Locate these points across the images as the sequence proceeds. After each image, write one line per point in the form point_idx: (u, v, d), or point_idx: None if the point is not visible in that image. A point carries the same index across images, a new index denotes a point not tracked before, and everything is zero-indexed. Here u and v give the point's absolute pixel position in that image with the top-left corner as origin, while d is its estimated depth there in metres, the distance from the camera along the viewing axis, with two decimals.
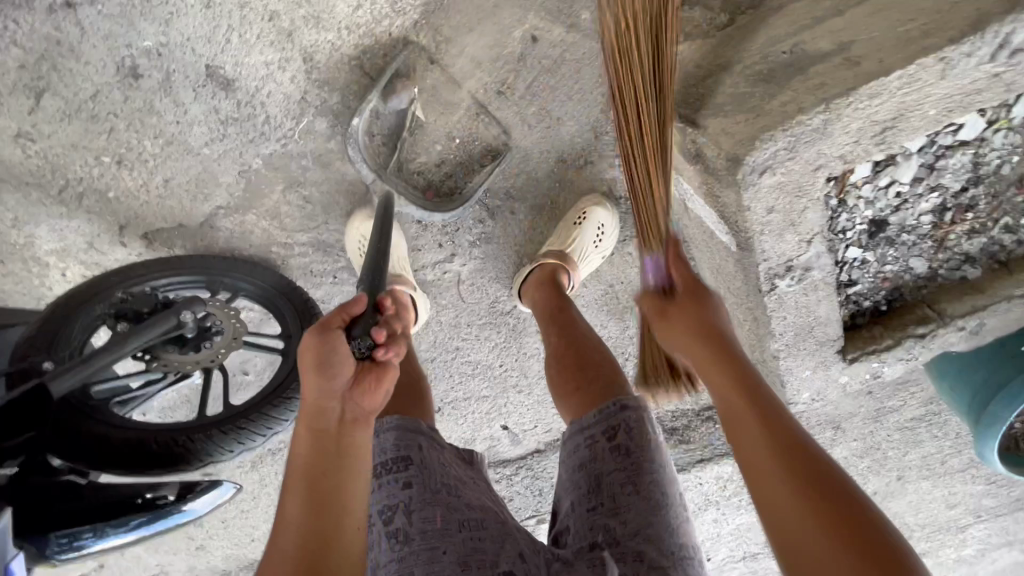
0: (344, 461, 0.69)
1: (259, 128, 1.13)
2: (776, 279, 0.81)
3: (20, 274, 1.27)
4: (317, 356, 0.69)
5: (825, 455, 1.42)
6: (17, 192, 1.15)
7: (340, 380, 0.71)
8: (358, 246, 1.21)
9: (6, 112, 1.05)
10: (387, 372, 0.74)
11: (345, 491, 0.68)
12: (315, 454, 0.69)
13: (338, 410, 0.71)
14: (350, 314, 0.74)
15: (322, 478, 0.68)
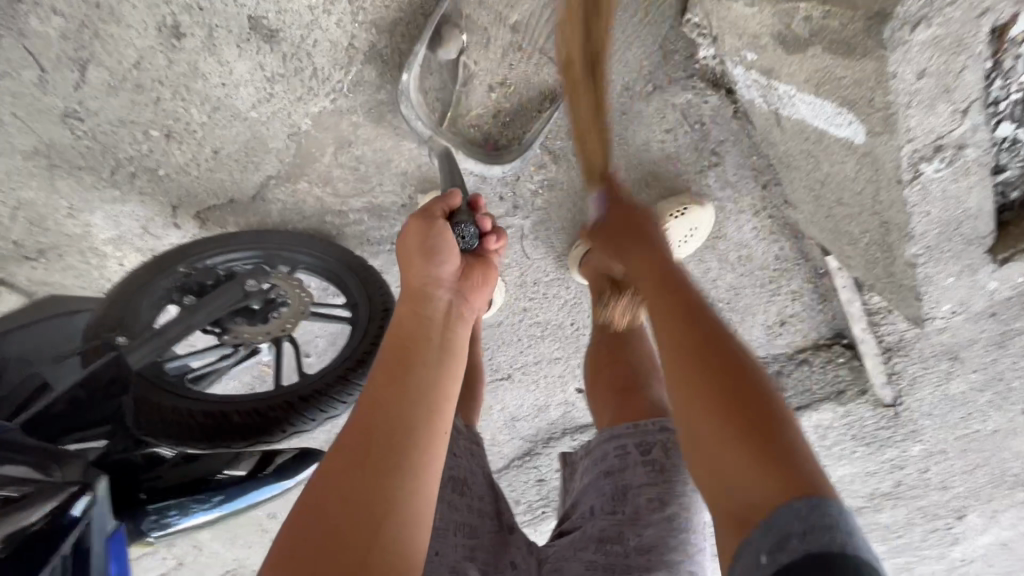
0: (442, 350, 0.73)
1: (307, 83, 1.06)
2: (922, 164, 0.74)
3: (80, 267, 1.25)
4: (427, 242, 0.79)
5: (940, 391, 1.28)
6: (69, 177, 1.12)
7: (444, 270, 0.79)
8: None
9: (52, 90, 1.01)
10: (487, 275, 0.85)
11: (437, 382, 0.70)
12: (415, 335, 0.73)
13: (441, 297, 0.78)
14: (451, 208, 0.85)
15: (417, 354, 0.71)
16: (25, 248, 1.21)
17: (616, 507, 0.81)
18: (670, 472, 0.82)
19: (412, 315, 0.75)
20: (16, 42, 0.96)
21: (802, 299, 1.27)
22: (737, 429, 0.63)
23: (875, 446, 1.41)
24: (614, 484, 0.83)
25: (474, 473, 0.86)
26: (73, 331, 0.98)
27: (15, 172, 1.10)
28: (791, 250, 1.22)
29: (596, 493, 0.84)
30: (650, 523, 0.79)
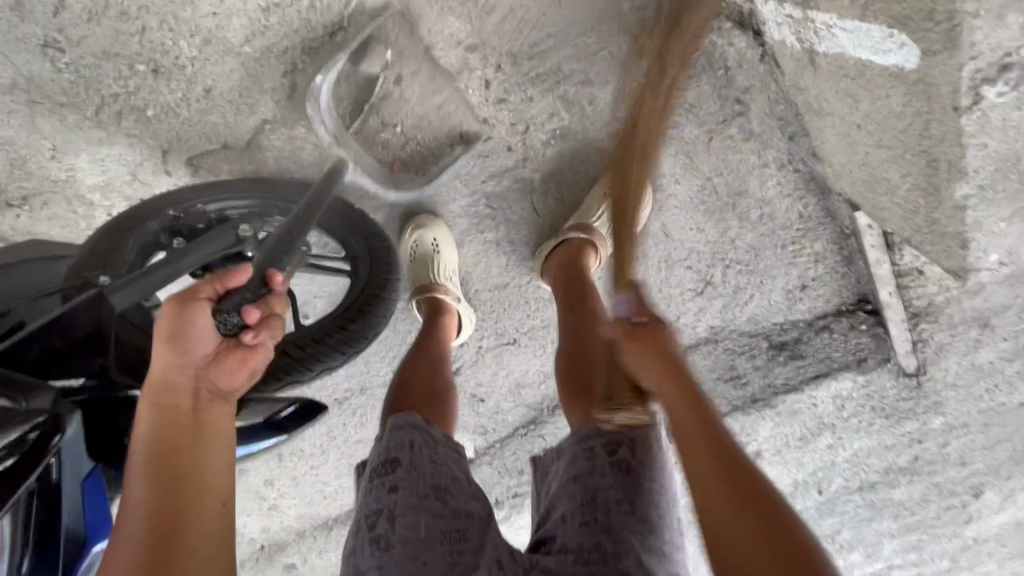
0: (198, 445, 0.66)
1: (304, 15, 1.00)
2: (983, 87, 0.76)
3: (66, 216, 1.18)
4: (175, 323, 0.67)
5: (966, 360, 1.23)
6: (52, 115, 1.05)
7: (196, 356, 0.67)
8: (411, 248, 1.24)
9: (31, 15, 0.94)
10: (254, 360, 0.71)
11: (199, 466, 0.65)
12: (170, 422, 0.66)
13: (190, 384, 0.67)
14: (227, 289, 0.70)
15: (172, 462, 0.64)
16: (7, 193, 1.14)
17: (586, 514, 0.77)
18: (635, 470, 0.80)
19: (168, 399, 0.66)
20: None
21: (826, 262, 1.20)
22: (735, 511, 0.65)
23: (895, 419, 1.36)
24: (583, 489, 0.79)
25: (455, 479, 0.83)
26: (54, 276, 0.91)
27: None
28: (816, 208, 1.15)
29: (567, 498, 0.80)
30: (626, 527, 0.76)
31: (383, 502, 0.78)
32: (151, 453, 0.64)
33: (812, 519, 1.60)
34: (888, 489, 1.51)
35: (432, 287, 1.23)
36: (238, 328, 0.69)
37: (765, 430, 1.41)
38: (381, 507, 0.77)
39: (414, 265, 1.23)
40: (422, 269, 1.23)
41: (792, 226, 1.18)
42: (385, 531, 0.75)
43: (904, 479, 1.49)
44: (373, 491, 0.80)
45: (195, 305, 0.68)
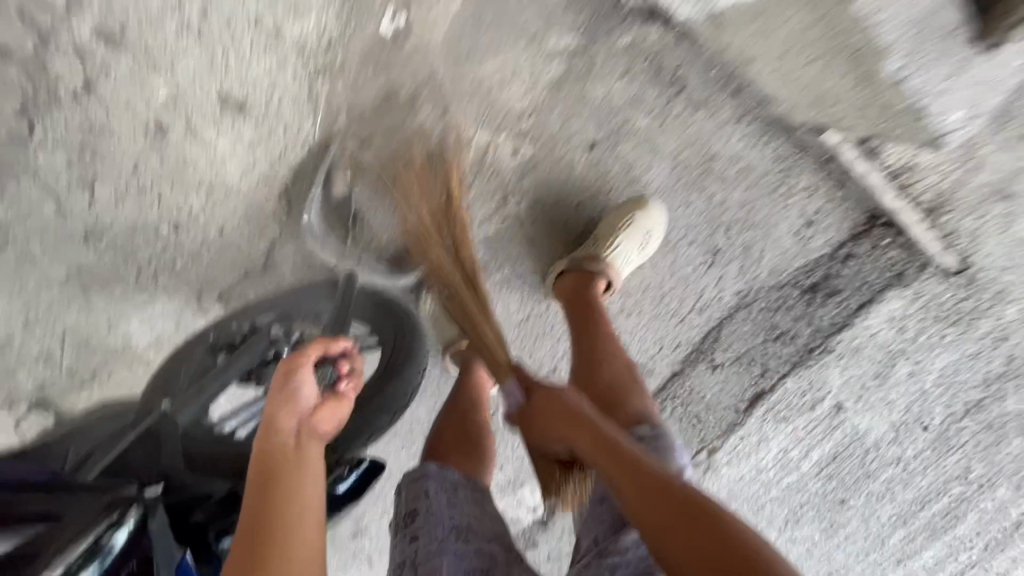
0: (302, 462, 0.72)
1: (282, 141, 1.15)
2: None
3: (129, 378, 1.32)
4: (285, 380, 0.77)
5: (1009, 238, 1.17)
6: (102, 293, 1.21)
7: (304, 398, 0.77)
8: (429, 310, 1.31)
9: (71, 215, 1.12)
10: (344, 406, 0.80)
11: (296, 492, 0.68)
12: (273, 454, 0.72)
13: (292, 424, 0.75)
14: (328, 351, 0.84)
15: (280, 469, 0.70)
16: (77, 374, 1.28)
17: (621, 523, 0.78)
18: None
19: (271, 439, 0.73)
20: (32, 181, 1.07)
21: (820, 192, 1.21)
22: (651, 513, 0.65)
23: (965, 323, 1.28)
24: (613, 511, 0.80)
25: (480, 520, 0.79)
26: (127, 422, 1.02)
27: (55, 303, 1.20)
28: (787, 145, 1.18)
29: (602, 524, 0.80)
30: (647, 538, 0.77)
31: (405, 554, 0.75)
32: (258, 475, 0.70)
33: (933, 463, 1.45)
34: (999, 403, 1.38)
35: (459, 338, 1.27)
36: (330, 381, 0.81)
37: (836, 378, 1.34)
38: (404, 560, 0.74)
39: (436, 323, 1.30)
40: (446, 326, 1.29)
41: (771, 170, 1.21)
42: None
43: (1011, 387, 1.36)
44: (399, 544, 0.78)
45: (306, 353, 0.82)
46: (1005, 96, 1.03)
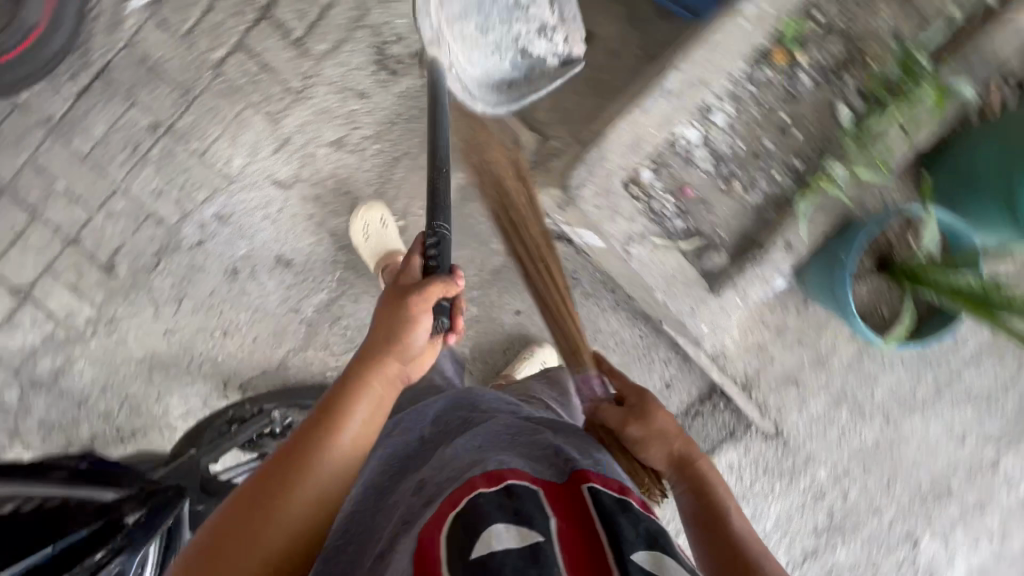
0: (337, 424, 0.93)
1: (309, 286, 1.72)
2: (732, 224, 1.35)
3: (155, 441, 1.75)
4: (392, 317, 0.96)
5: (803, 413, 1.64)
6: (162, 372, 1.72)
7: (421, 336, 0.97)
8: (363, 229, 1.63)
9: (161, 317, 1.67)
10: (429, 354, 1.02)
11: (301, 471, 0.89)
12: (346, 394, 0.95)
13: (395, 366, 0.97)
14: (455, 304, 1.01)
15: (292, 458, 0.90)
16: (123, 431, 1.73)
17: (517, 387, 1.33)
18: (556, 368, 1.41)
19: (340, 390, 0.95)
20: (145, 293, 1.65)
21: (674, 364, 1.70)
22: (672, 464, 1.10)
23: (788, 478, 1.67)
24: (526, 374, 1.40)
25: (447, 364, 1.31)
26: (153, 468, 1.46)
27: (128, 376, 1.70)
28: (648, 330, 1.70)
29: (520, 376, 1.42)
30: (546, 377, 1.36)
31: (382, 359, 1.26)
32: (336, 406, 0.94)
33: None
34: (830, 553, 1.70)
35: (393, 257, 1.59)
36: (447, 325, 0.99)
37: None
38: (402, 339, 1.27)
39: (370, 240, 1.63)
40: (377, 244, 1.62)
41: (640, 344, 1.70)
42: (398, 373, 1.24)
43: (837, 539, 1.70)
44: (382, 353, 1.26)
45: (425, 290, 0.95)
46: (782, 315, 1.56)
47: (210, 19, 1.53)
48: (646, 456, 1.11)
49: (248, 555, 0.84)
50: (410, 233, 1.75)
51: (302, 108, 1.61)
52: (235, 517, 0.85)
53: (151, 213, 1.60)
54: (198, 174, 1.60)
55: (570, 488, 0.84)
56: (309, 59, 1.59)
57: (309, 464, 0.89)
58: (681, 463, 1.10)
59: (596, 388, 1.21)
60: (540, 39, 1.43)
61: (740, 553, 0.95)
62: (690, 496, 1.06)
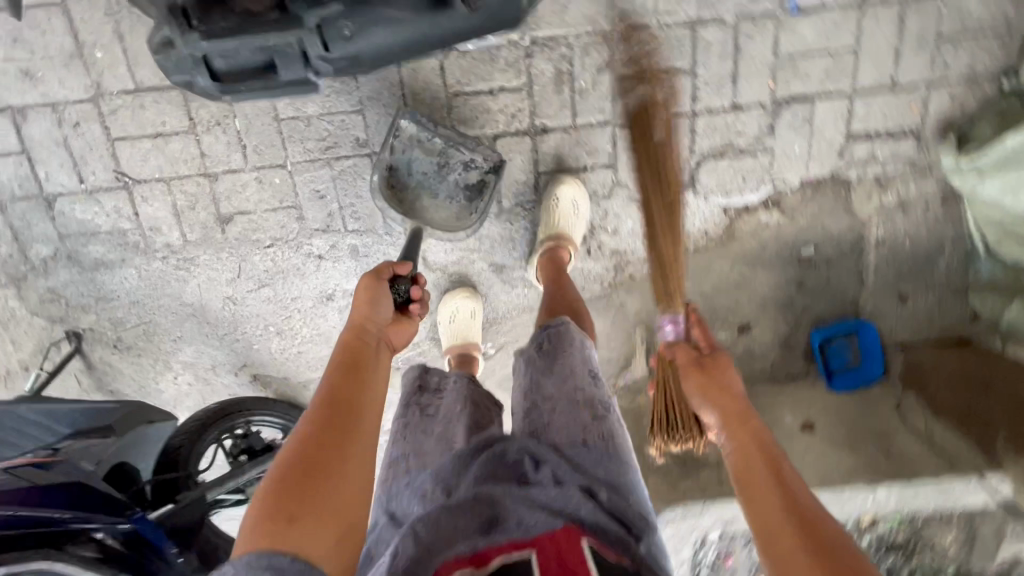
0: (349, 371, 0.97)
1: None
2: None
3: (144, 365, 1.67)
4: (372, 292, 1.08)
5: None
6: (195, 323, 1.62)
7: (383, 310, 1.08)
8: (451, 314, 1.59)
9: (234, 287, 1.57)
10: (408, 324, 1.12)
11: (352, 430, 0.90)
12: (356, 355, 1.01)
13: (373, 330, 1.05)
14: (398, 271, 1.14)
15: (336, 414, 0.90)
16: (119, 341, 1.63)
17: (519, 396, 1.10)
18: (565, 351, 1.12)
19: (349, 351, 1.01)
20: (236, 261, 1.54)
21: None
22: (789, 516, 0.81)
23: None
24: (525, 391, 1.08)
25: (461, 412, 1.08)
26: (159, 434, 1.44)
27: (164, 308, 1.59)
28: None
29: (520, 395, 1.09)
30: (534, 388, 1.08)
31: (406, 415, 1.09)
32: (340, 360, 0.99)
33: None
34: None
35: (468, 345, 1.57)
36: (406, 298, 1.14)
37: None
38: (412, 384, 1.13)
39: (453, 325, 1.59)
40: (460, 329, 1.58)
41: None
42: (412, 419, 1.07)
43: None
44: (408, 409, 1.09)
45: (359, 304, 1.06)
46: None
47: (485, 100, 1.42)
48: (722, 436, 0.96)
49: (306, 509, 0.79)
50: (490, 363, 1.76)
51: (495, 222, 1.56)
52: (282, 476, 0.82)
53: (297, 206, 1.48)
54: (365, 209, 1.50)
55: (566, 548, 0.80)
56: (534, 193, 1.53)
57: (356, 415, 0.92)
58: (738, 420, 0.95)
59: (671, 331, 1.18)
60: (473, 171, 1.41)
61: (824, 533, 0.78)
62: (744, 425, 0.94)
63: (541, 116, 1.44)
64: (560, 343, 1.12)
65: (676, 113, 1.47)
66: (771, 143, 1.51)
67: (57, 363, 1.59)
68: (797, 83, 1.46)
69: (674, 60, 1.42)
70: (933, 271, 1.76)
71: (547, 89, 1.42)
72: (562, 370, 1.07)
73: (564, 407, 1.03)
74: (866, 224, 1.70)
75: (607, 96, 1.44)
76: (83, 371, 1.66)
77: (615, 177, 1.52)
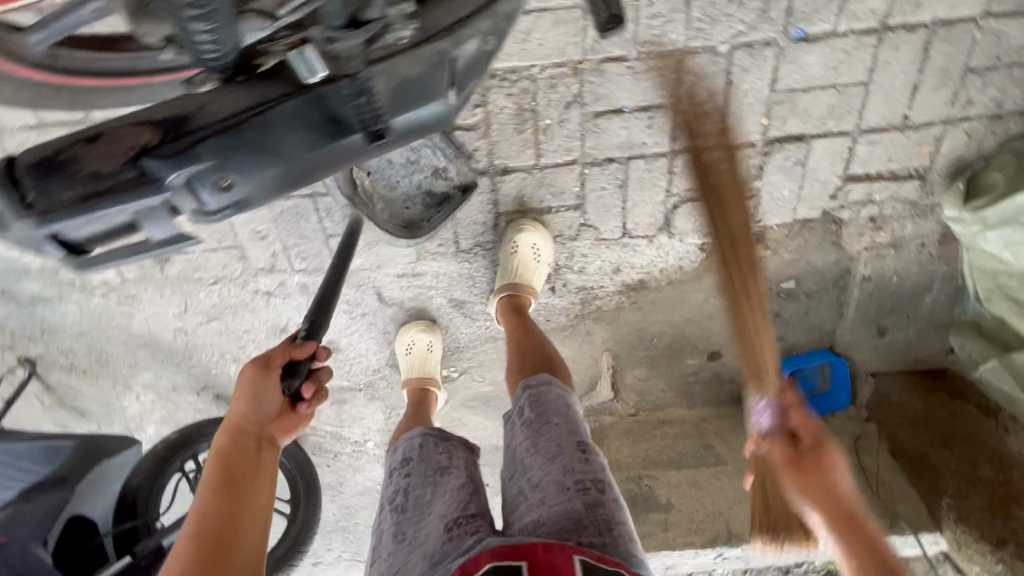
0: (231, 485, 0.90)
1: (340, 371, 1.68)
2: None
3: (104, 386, 1.65)
4: (254, 388, 0.98)
5: None
6: (149, 351, 1.58)
7: (266, 405, 1.00)
8: (408, 345, 1.53)
9: (183, 319, 1.51)
10: (298, 421, 1.06)
11: (239, 545, 0.85)
12: (233, 467, 0.93)
13: (252, 429, 0.98)
14: (292, 356, 1.02)
15: (227, 538, 0.84)
16: (74, 365, 1.60)
17: (512, 469, 0.92)
18: (553, 416, 0.94)
19: (224, 467, 0.93)
20: (181, 295, 1.47)
21: None
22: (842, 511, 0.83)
23: None
24: (517, 463, 0.91)
25: (454, 483, 0.92)
26: (126, 462, 1.45)
27: (115, 337, 1.54)
28: None
29: (518, 465, 0.91)
30: (530, 462, 0.89)
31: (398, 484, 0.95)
32: (214, 473, 0.92)
33: None
34: None
35: (426, 379, 1.51)
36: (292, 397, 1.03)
37: None
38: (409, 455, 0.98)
39: (410, 357, 1.53)
40: (416, 363, 1.52)
41: None
42: (400, 500, 0.92)
43: None
44: (392, 480, 0.96)
45: (242, 398, 0.98)
46: None
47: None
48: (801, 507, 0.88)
49: None
50: (456, 387, 1.73)
51: (452, 260, 1.47)
52: None
53: (239, 246, 1.38)
54: (312, 248, 1.40)
55: None
56: (493, 232, 1.43)
57: (235, 534, 0.85)
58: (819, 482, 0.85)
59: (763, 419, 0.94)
60: (440, 180, 1.27)
61: (843, 519, 0.82)
62: (803, 484, 0.86)
63: (499, 157, 1.29)
64: (545, 406, 0.96)
65: (653, 152, 1.31)
66: (757, 185, 1.37)
67: (14, 389, 1.59)
68: (792, 121, 1.29)
69: (654, 95, 1.23)
70: (917, 306, 1.67)
71: (506, 127, 1.26)
72: (545, 448, 0.88)
73: (551, 494, 0.83)
74: (854, 261, 1.58)
75: (575, 134, 1.28)
76: (43, 390, 1.65)
77: (582, 219, 1.41)
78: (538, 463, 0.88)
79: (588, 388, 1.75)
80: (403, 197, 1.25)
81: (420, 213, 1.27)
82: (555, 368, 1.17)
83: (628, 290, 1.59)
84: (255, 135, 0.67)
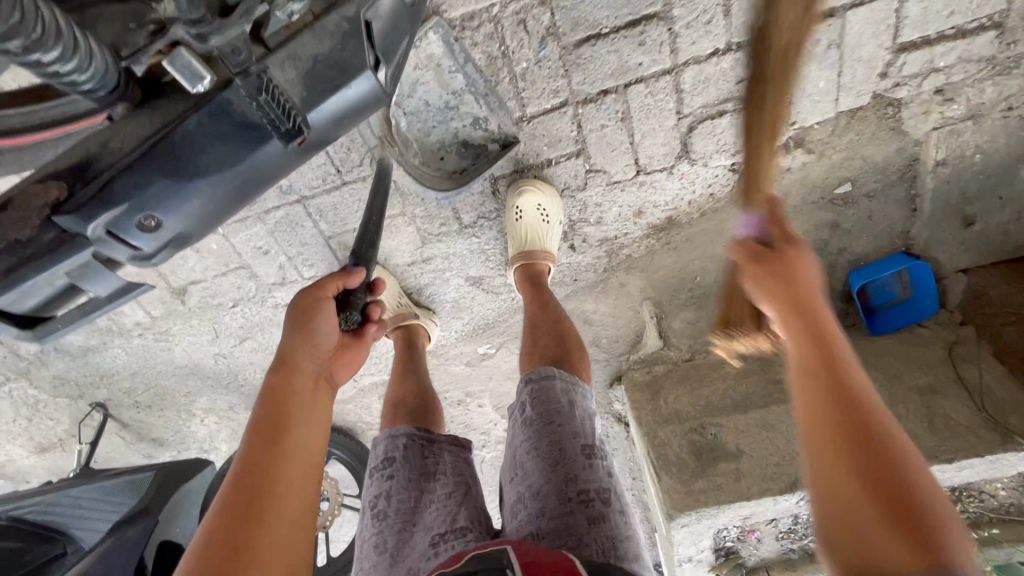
0: (276, 431, 0.68)
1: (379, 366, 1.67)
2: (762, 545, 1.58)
3: (170, 416, 1.74)
4: (311, 314, 0.79)
5: None
6: (197, 378, 1.64)
7: (323, 336, 0.79)
8: None
9: (218, 343, 1.54)
10: (360, 353, 0.85)
11: (285, 499, 0.64)
12: (285, 403, 0.71)
13: (311, 364, 0.77)
14: (346, 285, 0.84)
15: (270, 491, 0.63)
16: (139, 402, 1.69)
17: (512, 473, 0.89)
18: (560, 419, 0.89)
19: (276, 402, 0.71)
20: (209, 322, 1.48)
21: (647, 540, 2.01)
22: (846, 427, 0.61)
23: None
24: (518, 467, 0.88)
25: (448, 490, 0.89)
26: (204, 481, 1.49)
27: (165, 371, 1.61)
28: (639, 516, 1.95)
29: (517, 470, 0.88)
30: (528, 467, 0.86)
31: (381, 489, 0.90)
32: (254, 423, 0.68)
33: None
34: None
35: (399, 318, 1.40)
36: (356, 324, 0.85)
37: None
38: (393, 455, 0.94)
39: None
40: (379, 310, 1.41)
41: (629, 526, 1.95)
42: (383, 508, 0.88)
43: None
44: (372, 483, 0.93)
45: (302, 320, 0.78)
46: None
47: (399, 122, 1.19)
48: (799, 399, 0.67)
49: None
50: (495, 362, 1.68)
51: (459, 238, 1.38)
52: None
53: (245, 265, 1.36)
54: (315, 253, 1.35)
55: None
56: (495, 200, 1.34)
57: (271, 492, 0.63)
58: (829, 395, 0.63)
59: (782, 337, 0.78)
60: (479, 128, 1.22)
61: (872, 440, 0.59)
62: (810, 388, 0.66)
63: (489, 114, 1.19)
64: (548, 404, 0.91)
65: (653, 72, 1.13)
66: None
67: (94, 432, 1.70)
68: None
69: (639, 5, 1.05)
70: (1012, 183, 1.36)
71: (471, 91, 1.14)
72: (547, 454, 0.85)
73: (553, 508, 0.79)
74: (921, 145, 1.33)
75: (557, 72, 1.12)
76: (121, 427, 1.77)
77: (587, 165, 1.28)
78: (538, 470, 0.84)
79: (633, 341, 1.64)
80: (437, 144, 1.24)
81: (456, 162, 1.27)
82: (571, 343, 1.09)
83: (656, 232, 1.44)
84: (162, 165, 0.60)
